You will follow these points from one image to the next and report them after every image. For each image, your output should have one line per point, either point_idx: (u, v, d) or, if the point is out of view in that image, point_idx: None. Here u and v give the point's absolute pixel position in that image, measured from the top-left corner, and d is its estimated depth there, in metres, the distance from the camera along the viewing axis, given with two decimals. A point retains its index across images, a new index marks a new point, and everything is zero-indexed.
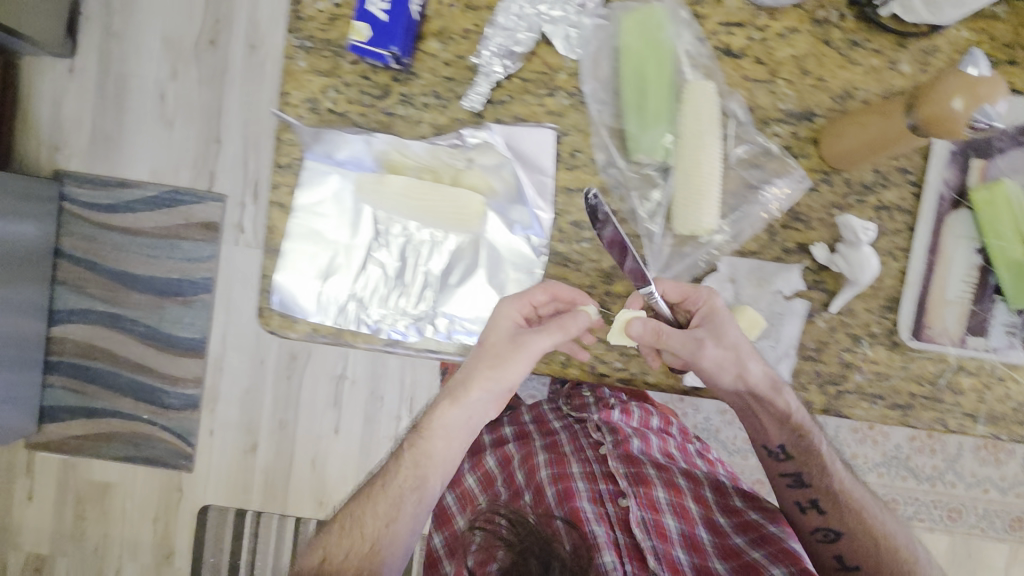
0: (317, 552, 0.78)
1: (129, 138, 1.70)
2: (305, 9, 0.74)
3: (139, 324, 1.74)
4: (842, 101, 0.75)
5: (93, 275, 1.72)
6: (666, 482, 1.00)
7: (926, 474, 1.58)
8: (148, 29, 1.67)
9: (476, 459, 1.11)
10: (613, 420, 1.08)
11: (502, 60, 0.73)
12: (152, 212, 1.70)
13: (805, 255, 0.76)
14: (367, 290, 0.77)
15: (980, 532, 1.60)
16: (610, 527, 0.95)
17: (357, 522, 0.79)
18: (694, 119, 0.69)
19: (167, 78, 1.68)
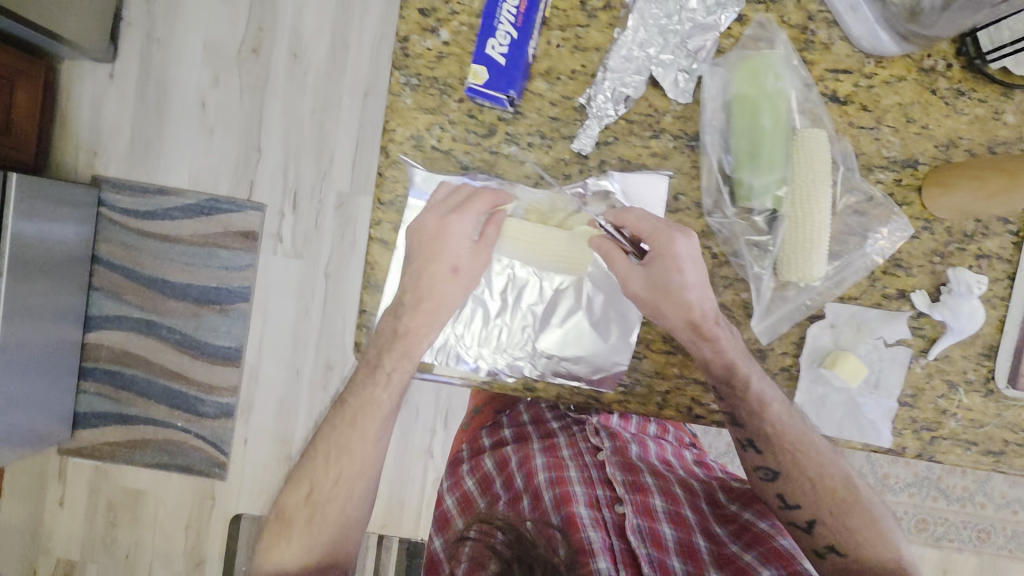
0: (300, 482, 0.85)
1: (169, 144, 1.63)
2: (413, 47, 0.74)
3: (175, 332, 1.68)
4: (946, 150, 0.75)
5: (130, 282, 1.66)
6: (663, 490, 0.99)
7: (957, 495, 1.59)
8: (190, 34, 1.61)
9: (476, 462, 1.11)
10: (612, 427, 1.12)
11: (616, 105, 0.73)
12: (191, 220, 1.64)
13: (904, 302, 0.77)
14: (466, 328, 0.77)
15: (1008, 553, 1.61)
16: (605, 533, 0.93)
17: (338, 453, 0.84)
18: (806, 167, 0.70)
19: (208, 85, 1.62)
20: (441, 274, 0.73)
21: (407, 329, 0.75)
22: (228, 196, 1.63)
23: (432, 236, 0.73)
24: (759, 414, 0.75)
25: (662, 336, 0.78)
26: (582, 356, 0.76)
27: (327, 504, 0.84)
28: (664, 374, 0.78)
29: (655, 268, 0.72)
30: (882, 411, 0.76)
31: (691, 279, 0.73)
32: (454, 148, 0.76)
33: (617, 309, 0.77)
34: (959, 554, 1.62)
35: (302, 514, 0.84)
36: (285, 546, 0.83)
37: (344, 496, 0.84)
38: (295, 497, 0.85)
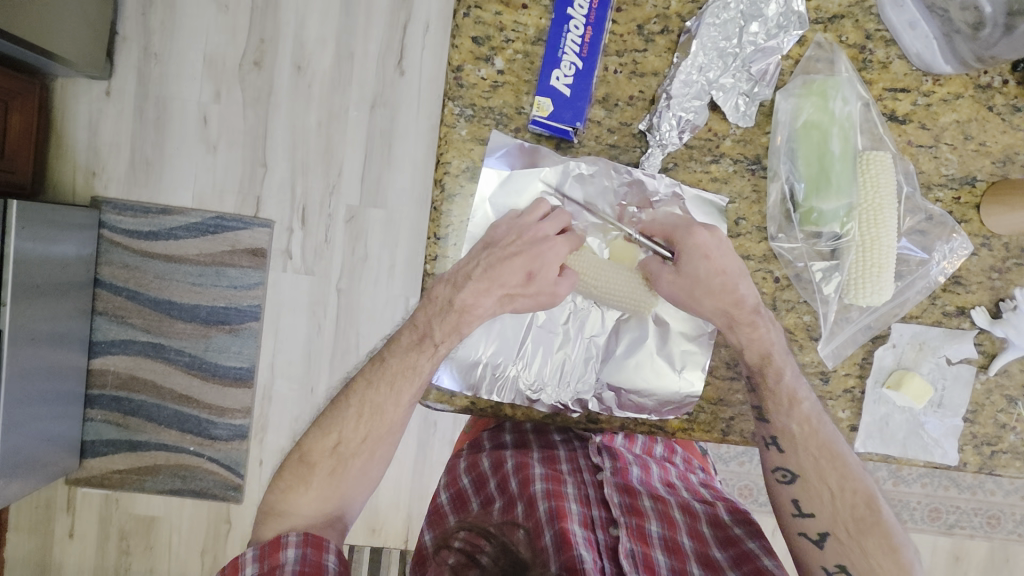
0: (325, 430, 0.79)
1: (171, 161, 1.56)
2: (467, 76, 0.72)
3: (184, 354, 1.61)
4: (1003, 166, 0.75)
5: (135, 305, 1.60)
6: (660, 515, 0.89)
7: (968, 483, 1.62)
8: (190, 46, 1.53)
9: (472, 459, 1.00)
10: (614, 445, 1.00)
11: (681, 132, 0.72)
12: (197, 239, 1.57)
13: (964, 319, 0.77)
14: (529, 364, 0.76)
15: (1018, 538, 1.64)
16: (596, 553, 0.81)
17: (372, 410, 0.77)
18: (874, 191, 0.70)
19: (211, 99, 1.54)
20: (513, 279, 0.70)
21: (466, 304, 0.70)
22: (235, 213, 1.56)
23: (531, 238, 0.71)
24: (788, 408, 0.73)
25: (725, 361, 0.77)
26: (653, 386, 0.75)
27: (353, 459, 0.77)
28: (727, 401, 0.77)
29: (683, 262, 0.71)
30: (946, 429, 0.76)
31: (722, 268, 0.71)
32: (515, 165, 0.73)
33: (684, 334, 0.76)
34: (971, 541, 1.65)
35: (324, 463, 0.77)
36: (301, 493, 0.76)
37: (373, 453, 0.78)
38: (322, 443, 0.78)
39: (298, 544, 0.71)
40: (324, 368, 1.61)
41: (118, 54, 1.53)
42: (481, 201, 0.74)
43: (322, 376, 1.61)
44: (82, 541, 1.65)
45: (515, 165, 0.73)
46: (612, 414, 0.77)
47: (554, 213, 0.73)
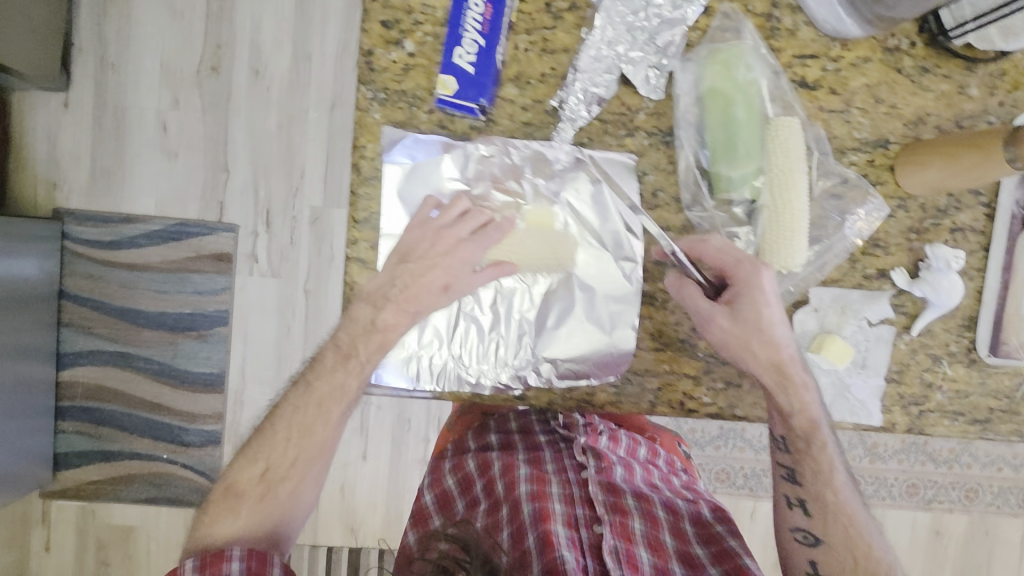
0: (254, 456, 0.80)
1: (132, 170, 1.56)
2: (378, 60, 0.72)
3: (152, 362, 1.61)
4: (914, 128, 0.76)
5: (99, 314, 1.59)
6: (643, 513, 0.92)
7: (943, 457, 1.63)
8: (143, 54, 1.53)
9: (458, 462, 1.06)
10: (600, 446, 1.00)
11: (588, 106, 0.73)
12: (160, 247, 1.57)
13: (885, 281, 0.77)
14: (463, 348, 0.76)
15: (996, 510, 1.66)
16: (579, 552, 0.82)
17: (298, 434, 0.79)
18: (783, 155, 0.70)
19: (168, 107, 1.54)
20: (432, 289, 0.72)
21: (387, 324, 0.72)
22: (198, 219, 1.56)
23: (445, 249, 0.72)
24: (825, 475, 0.76)
25: (652, 333, 0.77)
26: (590, 354, 0.75)
27: (281, 483, 0.79)
28: (654, 371, 0.78)
29: (738, 307, 0.72)
30: (870, 390, 0.77)
31: (770, 320, 0.72)
32: (417, 157, 0.73)
33: (612, 297, 0.75)
34: (951, 515, 1.66)
35: (253, 490, 0.78)
36: (228, 522, 0.76)
37: (305, 472, 0.79)
38: (252, 468, 0.79)
39: (241, 557, 0.71)
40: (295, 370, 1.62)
41: (76, 65, 1.53)
42: (390, 197, 0.73)
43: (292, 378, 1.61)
44: (61, 553, 1.65)
45: (417, 156, 0.73)
46: (540, 388, 0.77)
47: (473, 210, 0.72)
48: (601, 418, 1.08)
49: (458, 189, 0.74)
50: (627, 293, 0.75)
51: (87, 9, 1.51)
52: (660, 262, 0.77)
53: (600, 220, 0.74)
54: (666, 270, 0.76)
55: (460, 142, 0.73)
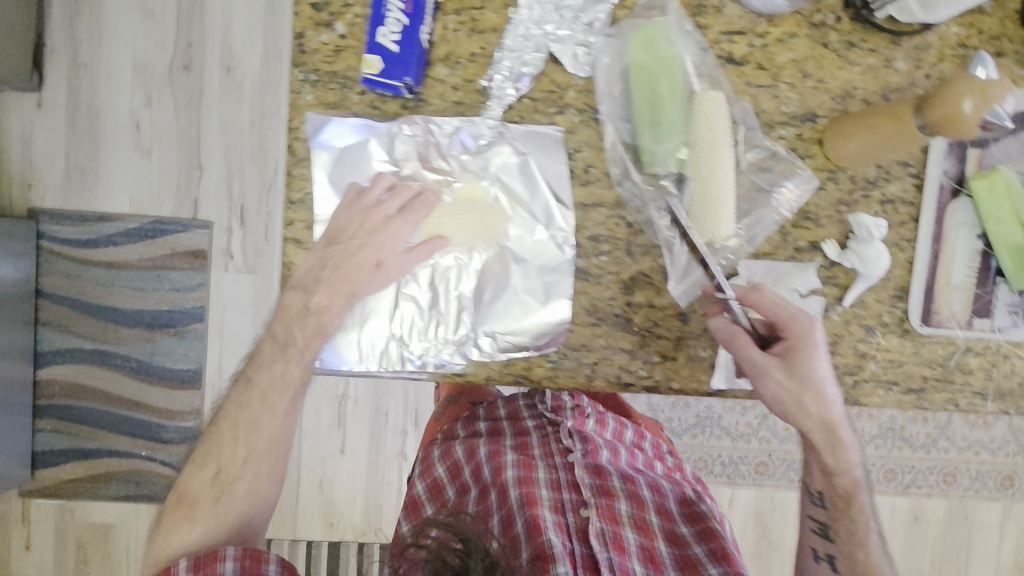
0: (204, 461, 0.82)
1: (105, 169, 1.56)
2: (309, 42, 0.73)
3: (129, 360, 1.61)
4: (842, 101, 0.77)
5: (77, 313, 1.59)
6: (630, 494, 0.93)
7: (920, 442, 1.63)
8: (114, 53, 1.53)
9: (446, 447, 1.03)
10: (587, 429, 0.98)
11: (514, 83, 0.74)
12: (135, 244, 1.57)
13: (816, 253, 0.78)
14: (404, 327, 0.76)
15: (974, 494, 1.65)
16: (566, 536, 0.85)
17: (242, 432, 0.81)
18: (706, 128, 0.71)
19: (141, 105, 1.55)
20: (364, 268, 0.73)
21: (320, 306, 0.73)
22: (172, 217, 1.56)
23: (371, 228, 0.73)
24: (856, 537, 0.84)
25: (587, 309, 0.78)
26: (528, 326, 0.76)
27: (236, 482, 0.81)
28: (590, 346, 0.78)
29: (793, 364, 0.74)
30: None
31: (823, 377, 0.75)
32: (344, 143, 0.74)
33: (544, 267, 0.75)
34: (929, 500, 1.67)
35: (208, 494, 0.81)
36: (185, 530, 0.79)
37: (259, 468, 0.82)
38: (203, 473, 0.82)
39: (235, 557, 0.74)
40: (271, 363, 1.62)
41: (48, 66, 1.54)
42: (321, 184, 0.74)
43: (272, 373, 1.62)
44: (41, 551, 1.65)
45: (345, 141, 0.74)
46: (479, 364, 0.77)
47: (397, 185, 0.73)
48: (587, 397, 1.05)
49: (385, 170, 0.74)
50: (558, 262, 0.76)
51: (61, 10, 1.53)
52: (593, 237, 0.77)
53: (529, 192, 0.75)
54: (600, 245, 0.77)
55: (382, 123, 0.74)
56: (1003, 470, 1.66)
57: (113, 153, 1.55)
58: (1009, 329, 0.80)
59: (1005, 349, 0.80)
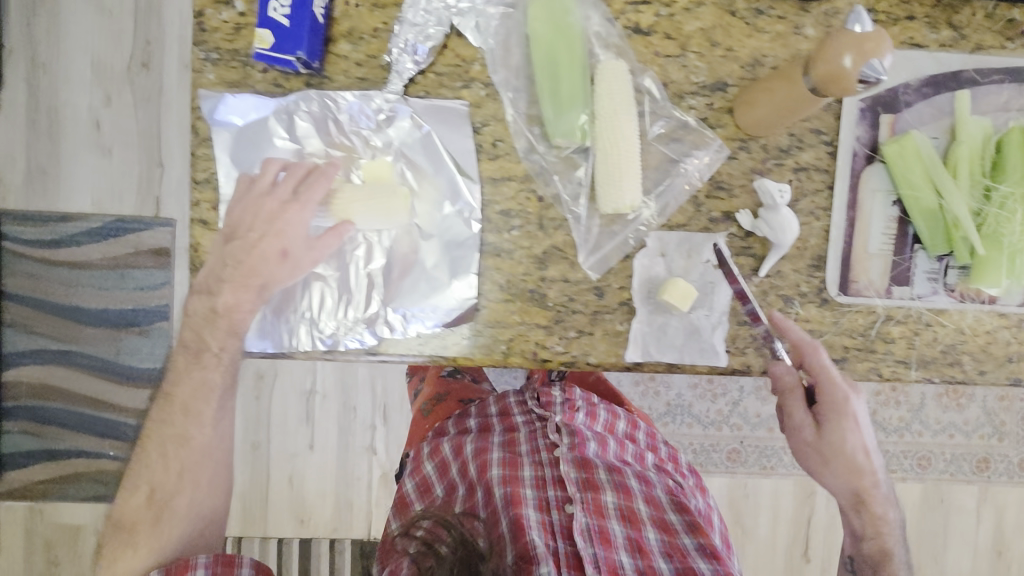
0: (137, 484, 0.81)
1: (68, 171, 1.40)
2: (209, 21, 0.73)
3: (97, 360, 1.45)
4: (751, 70, 0.76)
5: (40, 313, 1.43)
6: (616, 485, 0.88)
7: (893, 426, 1.50)
8: (75, 53, 1.36)
9: (434, 445, 1.00)
10: (575, 423, 0.92)
11: (412, 56, 0.73)
12: (98, 244, 1.40)
13: (731, 223, 0.78)
14: (313, 307, 0.75)
15: (950, 477, 1.53)
16: (549, 535, 0.80)
17: (168, 450, 0.80)
18: (608, 98, 0.71)
19: (101, 105, 1.38)
20: (268, 258, 0.73)
21: (228, 306, 0.73)
22: (135, 215, 1.39)
23: (269, 215, 0.72)
24: None
25: (499, 286, 0.77)
26: (435, 301, 0.75)
27: (173, 498, 0.80)
28: (504, 323, 0.77)
29: (826, 428, 0.81)
30: (717, 331, 0.77)
31: (860, 441, 0.83)
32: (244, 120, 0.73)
33: (453, 242, 0.75)
34: (904, 485, 1.54)
35: (145, 518, 0.79)
36: (127, 556, 0.77)
37: (196, 485, 0.81)
38: (137, 497, 0.80)
39: (206, 565, 0.74)
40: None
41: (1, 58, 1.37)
42: (225, 164, 0.73)
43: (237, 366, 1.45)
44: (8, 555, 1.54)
45: (245, 118, 0.73)
46: (390, 340, 0.76)
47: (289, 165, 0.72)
48: (579, 390, 0.98)
49: (289, 148, 0.73)
50: (467, 237, 0.75)
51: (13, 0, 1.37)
52: (504, 212, 0.76)
53: (432, 166, 0.74)
54: (511, 219, 0.76)
55: (279, 97, 0.72)
56: (977, 452, 1.54)
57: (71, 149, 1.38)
58: (930, 296, 0.79)
59: (927, 318, 0.79)
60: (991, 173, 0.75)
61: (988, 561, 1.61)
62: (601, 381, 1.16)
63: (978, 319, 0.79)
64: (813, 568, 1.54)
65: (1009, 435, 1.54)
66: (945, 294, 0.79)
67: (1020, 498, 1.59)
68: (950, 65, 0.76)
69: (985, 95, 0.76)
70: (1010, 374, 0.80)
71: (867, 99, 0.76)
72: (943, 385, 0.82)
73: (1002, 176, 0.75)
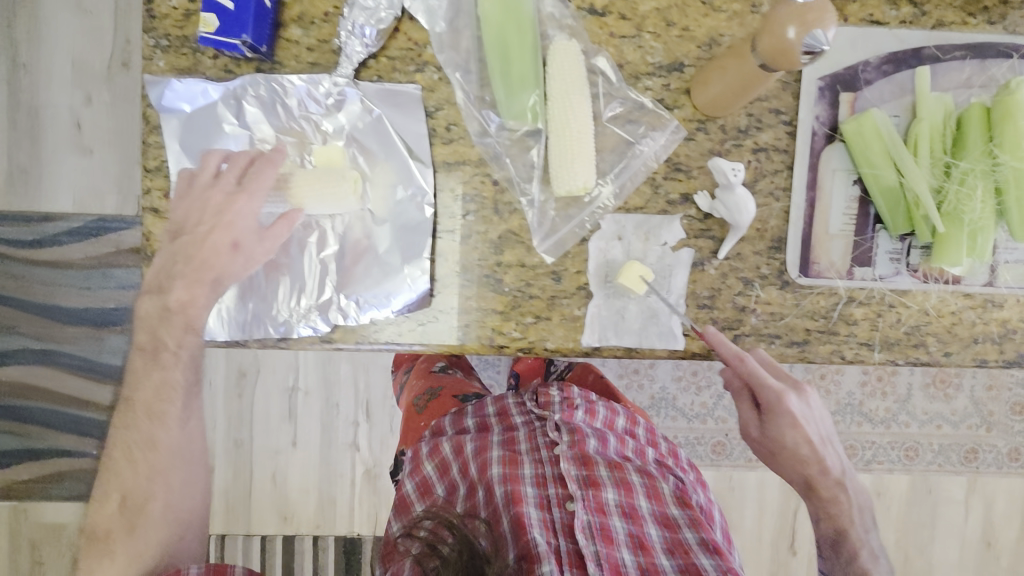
0: (105, 494, 0.78)
1: (49, 173, 1.24)
2: (158, 7, 0.71)
3: (78, 359, 1.30)
4: (708, 50, 0.75)
5: (20, 312, 1.28)
6: (617, 481, 0.84)
7: (880, 418, 1.34)
8: (56, 45, 1.22)
9: (433, 445, 0.94)
10: (575, 420, 0.87)
11: (361, 39, 0.71)
12: (79, 243, 1.25)
13: (689, 205, 0.77)
14: (267, 294, 0.74)
15: (937, 469, 1.36)
16: (551, 533, 0.77)
17: (131, 457, 0.78)
18: (560, 79, 0.71)
19: (82, 105, 1.23)
20: (220, 249, 0.72)
21: (182, 302, 0.72)
22: (119, 215, 1.25)
23: (217, 208, 0.72)
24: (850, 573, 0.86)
25: (454, 271, 0.76)
26: (388, 287, 0.75)
27: (146, 505, 0.77)
28: (460, 309, 0.76)
29: (772, 420, 0.79)
30: (674, 313, 0.77)
31: (810, 432, 0.79)
32: (195, 106, 0.72)
33: (406, 227, 0.74)
34: (889, 477, 1.38)
35: (117, 527, 0.76)
36: (104, 566, 0.74)
37: (168, 491, 0.79)
38: (106, 507, 0.77)
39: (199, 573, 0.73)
40: (219, 356, 1.34)
41: None
42: (176, 151, 0.73)
43: (219, 362, 1.34)
44: None
45: (195, 104, 0.72)
46: (344, 328, 0.76)
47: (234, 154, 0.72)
48: (577, 387, 0.92)
49: (240, 135, 0.73)
50: (420, 222, 0.75)
51: None
52: (459, 197, 0.75)
53: (384, 150, 0.74)
54: (465, 204, 0.75)
55: (226, 82, 0.72)
56: (964, 442, 1.37)
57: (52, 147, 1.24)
58: (892, 277, 0.78)
59: (890, 299, 0.78)
60: (952, 150, 0.75)
61: (977, 554, 1.44)
62: (599, 379, 1.07)
63: (942, 299, 0.78)
64: (800, 563, 1.43)
65: (998, 425, 1.36)
66: (907, 275, 0.78)
67: (1011, 487, 1.41)
68: (911, 41, 0.74)
69: (946, 72, 0.75)
70: (977, 355, 0.79)
71: (827, 77, 0.75)
72: (908, 366, 0.81)
73: (962, 153, 0.74)
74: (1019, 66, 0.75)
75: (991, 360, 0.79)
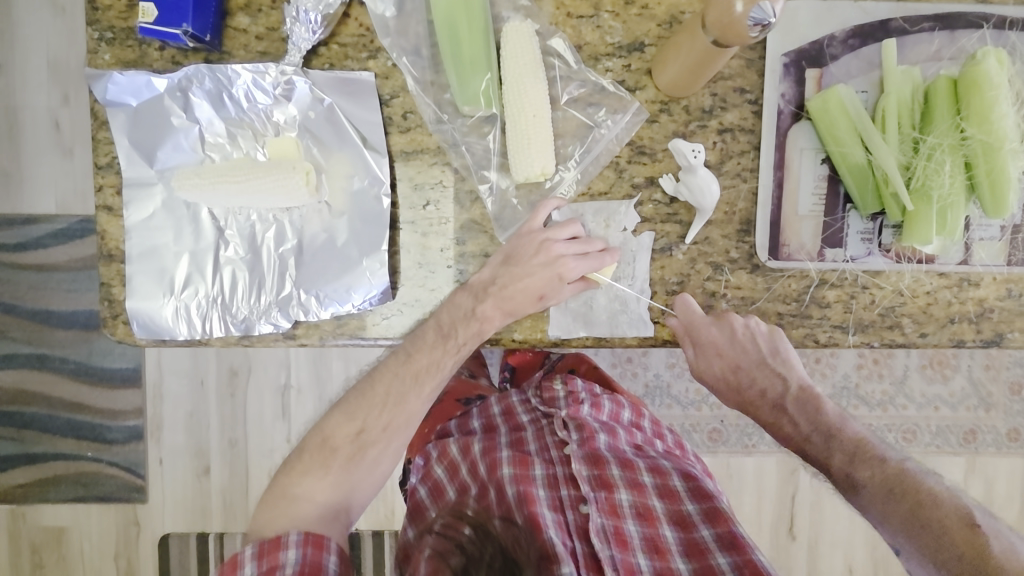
0: (352, 415, 0.74)
1: (31, 174, 1.20)
2: None
3: (67, 362, 1.25)
4: (669, 27, 0.72)
5: (10, 317, 1.23)
6: (630, 480, 0.75)
7: (876, 401, 1.30)
8: (28, 40, 1.17)
9: (441, 446, 0.87)
10: (582, 415, 0.82)
11: (307, 26, 0.68)
12: (63, 245, 1.21)
13: (655, 189, 0.75)
14: (226, 292, 0.72)
15: (936, 451, 1.33)
16: (565, 535, 0.68)
17: (400, 400, 0.74)
18: (514, 61, 0.70)
19: (59, 105, 1.19)
20: None
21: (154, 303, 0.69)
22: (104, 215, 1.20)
23: (169, 213, 0.72)
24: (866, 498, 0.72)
25: (417, 263, 0.74)
26: (347, 280, 0.72)
27: (374, 448, 0.73)
28: (423, 301, 0.75)
29: (705, 358, 0.76)
30: (640, 302, 0.75)
31: (736, 358, 0.76)
32: (142, 98, 0.70)
33: (364, 218, 0.73)
34: None
35: (345, 448, 0.73)
36: (315, 478, 0.71)
37: (389, 447, 0.74)
38: (342, 430, 0.74)
39: (298, 544, 0.63)
40: (209, 355, 1.29)
41: None
42: (124, 146, 0.71)
43: (210, 361, 1.29)
44: None
45: (142, 96, 0.70)
46: (306, 323, 0.74)
47: (171, 155, 0.71)
48: (581, 381, 0.90)
49: (188, 128, 0.71)
50: (379, 213, 0.73)
51: None
52: (419, 186, 0.74)
53: (337, 140, 0.72)
54: (424, 193, 0.74)
55: (171, 74, 0.70)
56: (964, 423, 1.32)
57: (30, 147, 1.19)
58: (864, 258, 0.76)
59: (863, 280, 0.76)
60: (920, 124, 0.73)
61: None
62: (593, 369, 1.04)
63: (916, 279, 0.76)
64: (800, 550, 1.37)
65: (997, 405, 1.32)
66: (879, 255, 0.76)
67: (1013, 468, 1.36)
68: (877, 13, 0.72)
69: (913, 44, 0.73)
70: (954, 336, 0.77)
71: (791, 54, 0.73)
72: (886, 348, 0.79)
73: (929, 127, 0.72)
74: (989, 36, 0.73)
75: (969, 340, 0.77)
